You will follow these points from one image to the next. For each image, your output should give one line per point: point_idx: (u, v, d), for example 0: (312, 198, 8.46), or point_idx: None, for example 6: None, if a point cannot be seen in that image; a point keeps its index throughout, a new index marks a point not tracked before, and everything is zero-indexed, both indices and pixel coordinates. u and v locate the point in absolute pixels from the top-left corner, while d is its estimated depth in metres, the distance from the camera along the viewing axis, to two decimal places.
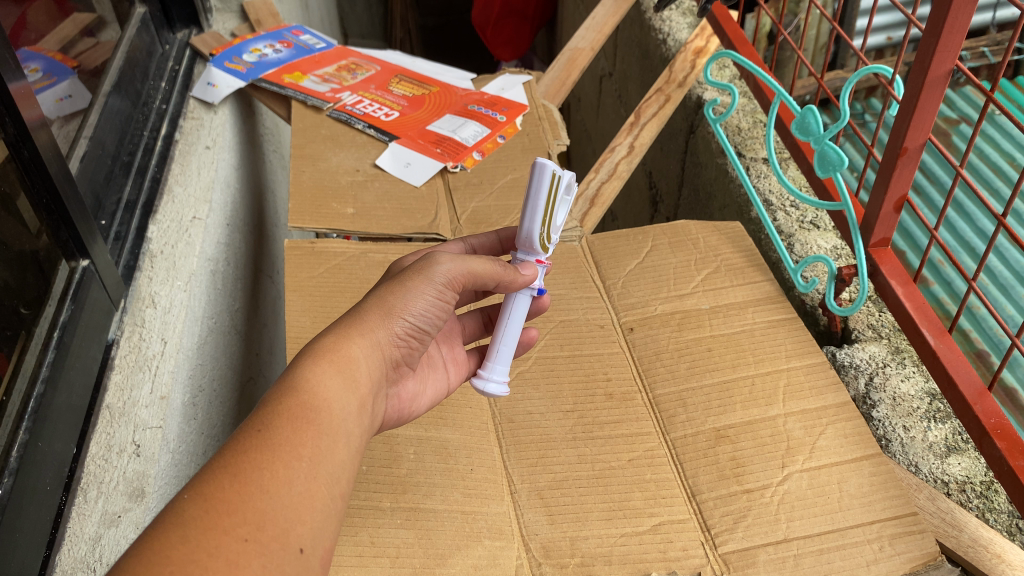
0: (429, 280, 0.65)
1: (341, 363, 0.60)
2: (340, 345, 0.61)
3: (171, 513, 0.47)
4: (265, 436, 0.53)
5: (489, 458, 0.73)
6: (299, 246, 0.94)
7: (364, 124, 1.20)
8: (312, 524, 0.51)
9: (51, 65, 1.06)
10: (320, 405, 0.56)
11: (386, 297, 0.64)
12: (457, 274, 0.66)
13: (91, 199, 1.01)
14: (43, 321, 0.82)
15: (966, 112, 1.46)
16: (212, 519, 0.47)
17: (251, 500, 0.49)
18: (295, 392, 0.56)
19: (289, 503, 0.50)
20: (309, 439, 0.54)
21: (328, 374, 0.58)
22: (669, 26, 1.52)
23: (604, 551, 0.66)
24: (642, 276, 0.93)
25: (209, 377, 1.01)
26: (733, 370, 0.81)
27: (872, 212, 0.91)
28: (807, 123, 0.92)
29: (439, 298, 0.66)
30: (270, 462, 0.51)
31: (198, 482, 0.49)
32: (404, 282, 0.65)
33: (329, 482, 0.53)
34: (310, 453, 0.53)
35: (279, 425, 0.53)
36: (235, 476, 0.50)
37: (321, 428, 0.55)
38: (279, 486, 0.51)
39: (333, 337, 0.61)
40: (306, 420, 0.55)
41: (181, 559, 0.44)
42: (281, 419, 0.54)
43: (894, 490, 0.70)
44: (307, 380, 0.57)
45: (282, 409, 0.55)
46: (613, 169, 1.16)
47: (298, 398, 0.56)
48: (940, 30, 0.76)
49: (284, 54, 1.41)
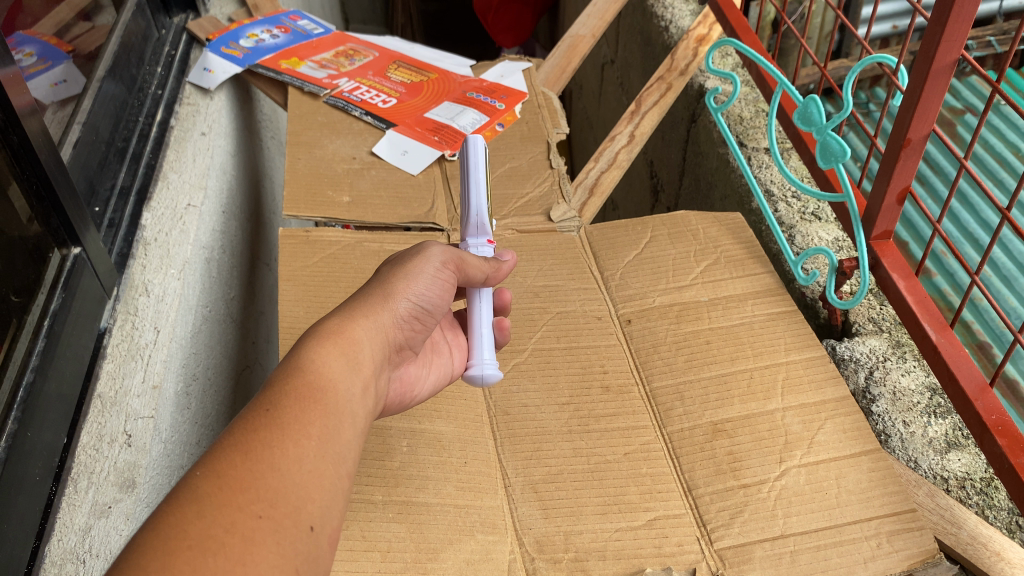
0: (427, 260, 0.67)
1: (346, 345, 0.59)
2: (345, 327, 0.60)
3: (184, 489, 0.46)
4: (275, 416, 0.52)
5: (484, 451, 0.73)
6: (293, 235, 0.93)
7: (362, 111, 1.18)
8: (321, 503, 0.50)
9: (46, 50, 1.07)
10: (326, 385, 0.55)
11: (388, 278, 0.66)
12: (451, 261, 0.69)
13: (84, 186, 1.01)
14: (34, 308, 0.81)
15: (971, 103, 1.44)
16: (226, 497, 0.46)
17: (263, 477, 0.48)
18: (301, 371, 0.55)
19: (299, 482, 0.49)
20: (317, 419, 0.53)
21: (333, 355, 0.58)
22: (671, 13, 1.50)
23: (598, 546, 0.65)
24: (640, 268, 0.91)
25: (203, 365, 1.01)
26: (731, 363, 0.80)
27: (874, 204, 0.90)
28: (809, 113, 0.90)
29: (438, 279, 0.68)
30: (279, 441, 0.50)
31: (210, 460, 0.48)
32: (404, 265, 0.67)
33: (336, 463, 0.52)
34: (319, 433, 0.53)
35: (287, 405, 0.53)
36: (247, 454, 0.49)
37: (329, 408, 0.54)
38: (289, 465, 0.50)
39: (337, 320, 0.61)
40: (313, 400, 0.54)
41: (198, 534, 0.43)
42: (288, 400, 0.53)
43: (893, 485, 0.69)
44: (312, 360, 0.56)
45: (289, 390, 0.54)
46: (613, 158, 1.14)
47: (305, 377, 0.55)
48: (946, 18, 0.74)
49: (282, 40, 1.39)
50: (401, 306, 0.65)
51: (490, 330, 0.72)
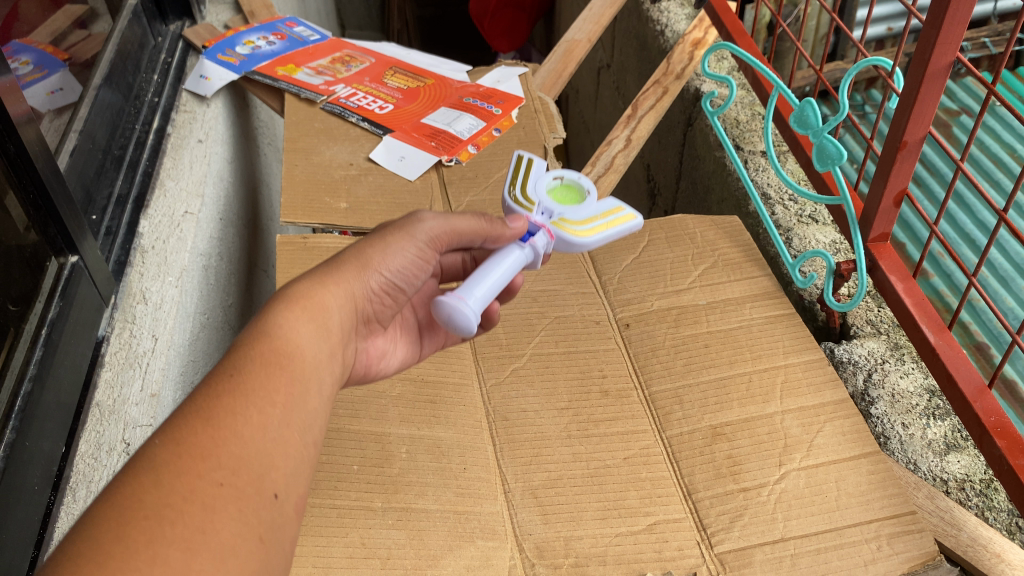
0: (410, 236, 0.67)
1: (314, 311, 0.57)
2: (315, 293, 0.59)
3: None
4: (239, 380, 0.50)
5: (483, 457, 0.72)
6: (291, 242, 0.93)
7: (358, 117, 1.19)
8: None
9: (43, 58, 1.05)
10: (293, 350, 0.54)
11: (364, 248, 0.64)
12: (440, 234, 0.68)
13: (81, 194, 1.01)
14: (31, 317, 0.81)
15: (967, 103, 1.45)
16: None
17: (225, 443, 0.46)
18: (268, 337, 0.53)
19: (263, 450, 0.48)
20: (283, 386, 0.51)
21: (301, 320, 0.56)
22: (667, 17, 1.50)
23: (599, 551, 0.65)
24: (638, 271, 0.91)
25: (200, 374, 1.00)
26: (730, 366, 0.80)
27: (872, 206, 0.90)
28: (805, 116, 0.90)
29: (417, 258, 0.67)
30: (243, 407, 0.48)
31: None
32: (384, 237, 0.66)
33: None
34: (285, 399, 0.51)
35: (252, 370, 0.51)
36: None
37: (295, 374, 0.53)
38: (253, 432, 0.48)
39: (306, 284, 0.59)
40: (279, 366, 0.52)
41: None
42: (253, 364, 0.51)
43: (893, 488, 0.69)
44: (280, 325, 0.54)
45: (254, 355, 0.52)
46: (610, 163, 1.14)
47: (271, 343, 0.53)
48: (941, 21, 0.74)
49: (277, 47, 1.39)
50: (376, 270, 0.64)
51: (491, 284, 0.65)
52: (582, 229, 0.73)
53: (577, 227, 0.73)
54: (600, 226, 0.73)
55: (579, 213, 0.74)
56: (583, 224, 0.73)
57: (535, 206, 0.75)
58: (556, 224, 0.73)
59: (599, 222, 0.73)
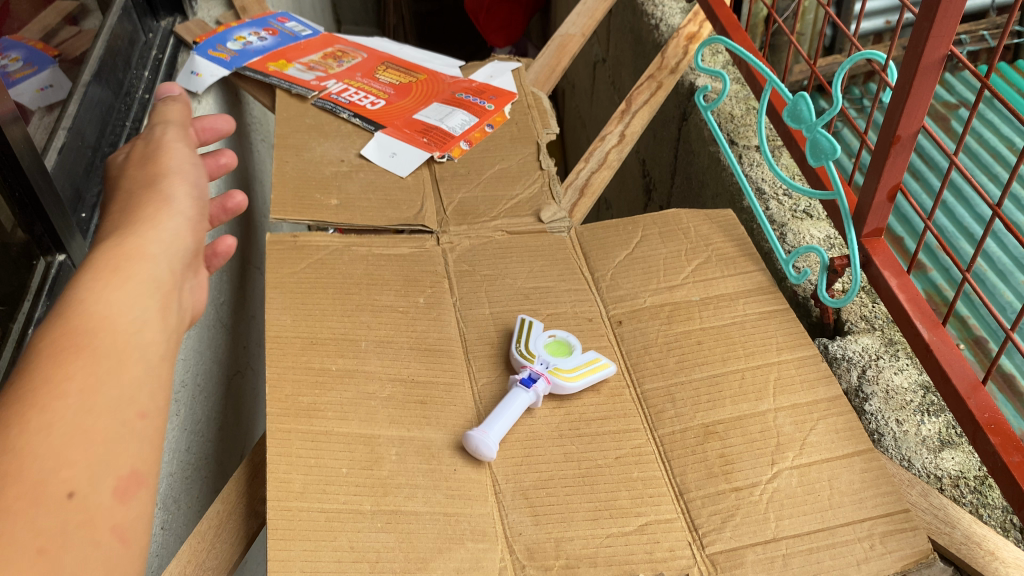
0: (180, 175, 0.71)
1: (108, 277, 0.55)
2: (116, 264, 0.57)
3: None
4: None
5: (474, 457, 0.72)
6: (281, 239, 0.92)
7: (350, 113, 1.18)
8: None
9: (32, 54, 1.03)
10: (97, 326, 0.51)
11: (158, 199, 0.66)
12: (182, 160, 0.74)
13: (70, 192, 1.00)
14: (19, 317, 0.82)
15: (964, 96, 1.44)
16: None
17: None
18: (62, 320, 0.51)
19: None
20: (82, 368, 0.49)
21: (98, 288, 0.54)
22: (661, 11, 1.49)
23: (589, 552, 0.65)
24: (631, 268, 0.91)
25: (192, 373, 0.99)
26: (723, 364, 0.79)
27: (865, 201, 0.89)
28: (799, 110, 0.90)
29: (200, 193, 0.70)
30: None
31: None
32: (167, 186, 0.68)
33: None
34: (81, 383, 0.48)
35: (37, 360, 0.48)
36: None
37: (99, 352, 0.50)
38: None
39: (103, 251, 0.58)
40: (77, 347, 0.50)
41: None
42: (42, 354, 0.48)
43: (886, 487, 0.69)
44: (82, 303, 0.52)
45: (48, 345, 0.49)
46: (603, 158, 1.13)
47: (66, 326, 0.50)
48: (934, 15, 0.73)
49: (269, 42, 1.38)
50: (183, 208, 0.67)
51: None
52: (573, 376, 0.76)
53: (570, 374, 0.76)
54: (586, 373, 0.77)
55: (571, 362, 0.78)
56: (573, 371, 0.77)
57: (534, 358, 0.77)
58: (552, 372, 0.76)
59: (585, 370, 0.77)
